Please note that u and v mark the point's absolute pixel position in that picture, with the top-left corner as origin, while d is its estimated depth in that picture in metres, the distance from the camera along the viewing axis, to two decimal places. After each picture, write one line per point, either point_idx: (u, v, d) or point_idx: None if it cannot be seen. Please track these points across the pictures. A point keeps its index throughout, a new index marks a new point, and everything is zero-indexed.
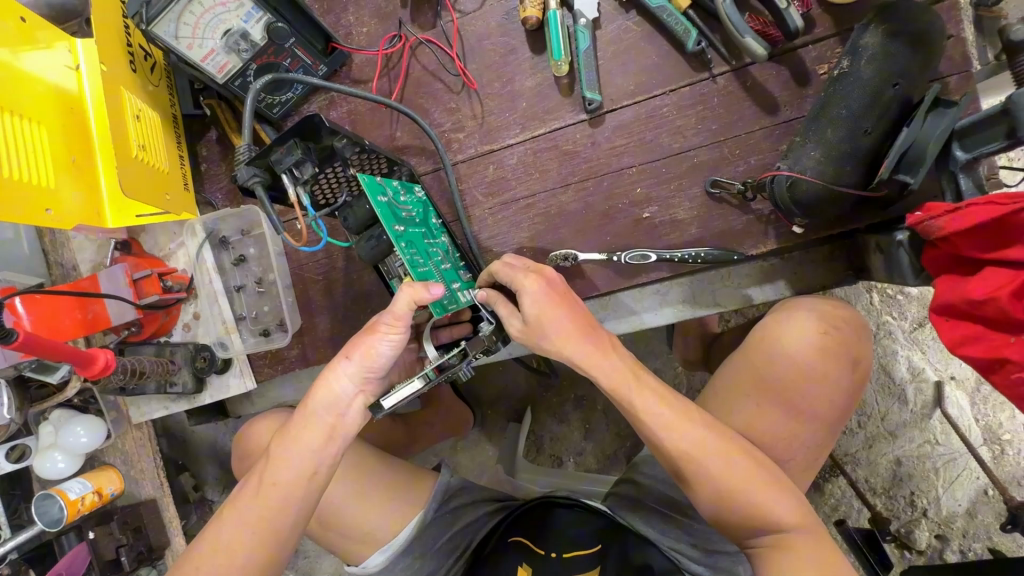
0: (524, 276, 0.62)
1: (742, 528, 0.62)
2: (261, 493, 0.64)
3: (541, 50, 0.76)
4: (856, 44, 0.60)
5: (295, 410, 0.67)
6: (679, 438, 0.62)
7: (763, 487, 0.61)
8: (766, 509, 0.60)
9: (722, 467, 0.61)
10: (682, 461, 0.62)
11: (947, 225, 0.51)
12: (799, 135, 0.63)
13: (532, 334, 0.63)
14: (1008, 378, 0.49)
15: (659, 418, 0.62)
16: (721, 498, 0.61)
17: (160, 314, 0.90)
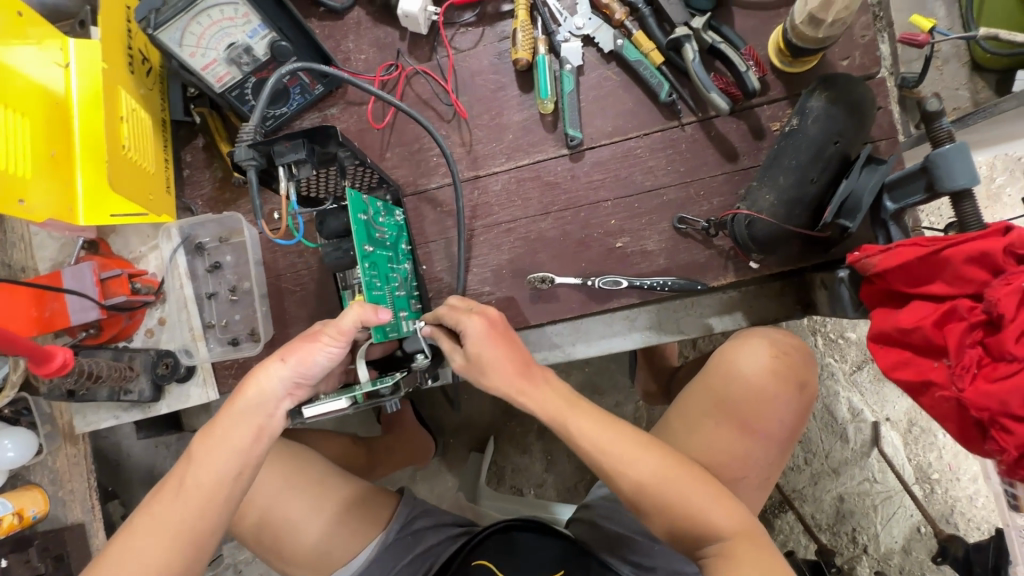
0: (464, 317, 0.65)
1: (690, 540, 0.64)
2: (179, 498, 0.58)
3: (529, 89, 0.82)
4: (804, 106, 0.69)
5: (220, 407, 0.61)
6: (625, 463, 0.64)
7: (709, 501, 0.64)
8: (713, 522, 0.63)
9: (668, 486, 0.64)
10: (630, 484, 0.64)
11: (881, 262, 0.58)
12: (756, 180, 0.71)
13: (472, 368, 0.66)
14: (931, 400, 0.55)
15: (603, 446, 0.65)
16: (672, 515, 0.63)
17: (123, 317, 0.86)
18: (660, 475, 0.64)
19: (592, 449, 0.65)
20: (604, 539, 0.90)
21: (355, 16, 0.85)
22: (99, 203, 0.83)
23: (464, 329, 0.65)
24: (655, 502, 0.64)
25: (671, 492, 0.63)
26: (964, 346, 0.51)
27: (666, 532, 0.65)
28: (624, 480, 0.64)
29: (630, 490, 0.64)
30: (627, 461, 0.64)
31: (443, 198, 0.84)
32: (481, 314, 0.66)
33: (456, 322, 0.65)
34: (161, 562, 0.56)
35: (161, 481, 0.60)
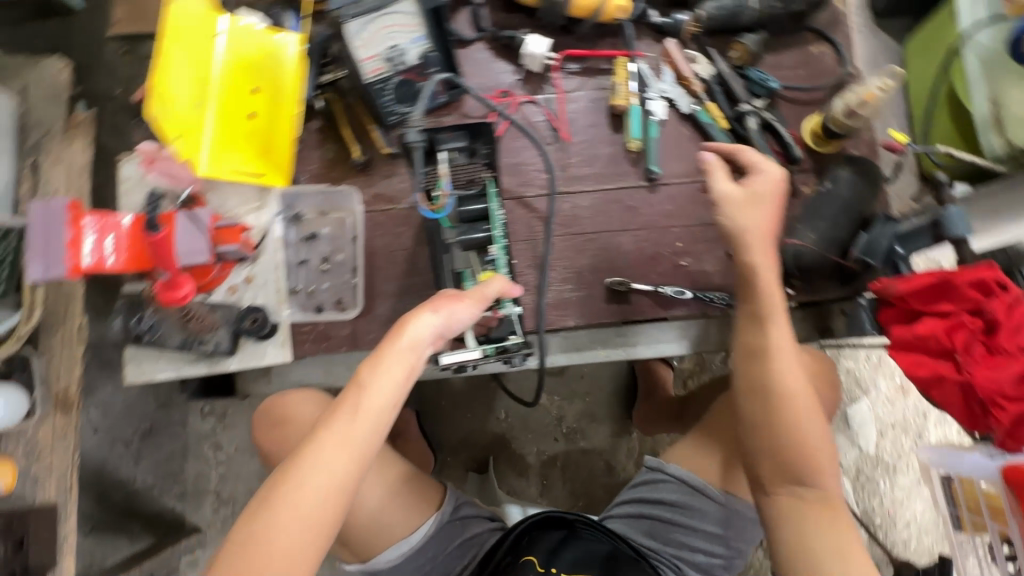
0: (776, 162, 0.80)
1: (789, 473, 0.73)
2: (353, 421, 0.63)
3: (618, 130, 1.00)
4: (836, 174, 0.91)
5: (384, 338, 0.67)
6: (788, 383, 0.74)
7: (826, 455, 0.73)
8: (820, 471, 0.73)
9: (808, 423, 0.73)
10: (777, 399, 0.74)
11: (902, 287, 0.76)
12: (798, 223, 0.91)
13: (751, 200, 0.78)
14: (939, 391, 0.74)
15: (784, 359, 0.75)
16: (788, 447, 0.73)
17: (212, 269, 0.87)
18: (807, 409, 0.74)
19: (774, 351, 0.75)
20: (641, 526, 0.95)
21: (479, 48, 1.01)
22: (221, 158, 0.90)
23: (766, 172, 0.79)
24: (788, 430, 0.73)
25: (808, 428, 0.73)
26: (968, 346, 0.72)
27: (765, 456, 0.74)
28: (773, 392, 0.74)
29: (775, 402, 0.74)
30: (792, 381, 0.74)
31: (538, 205, 0.97)
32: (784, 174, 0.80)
33: (762, 166, 0.79)
34: (343, 478, 0.62)
35: (330, 406, 0.65)
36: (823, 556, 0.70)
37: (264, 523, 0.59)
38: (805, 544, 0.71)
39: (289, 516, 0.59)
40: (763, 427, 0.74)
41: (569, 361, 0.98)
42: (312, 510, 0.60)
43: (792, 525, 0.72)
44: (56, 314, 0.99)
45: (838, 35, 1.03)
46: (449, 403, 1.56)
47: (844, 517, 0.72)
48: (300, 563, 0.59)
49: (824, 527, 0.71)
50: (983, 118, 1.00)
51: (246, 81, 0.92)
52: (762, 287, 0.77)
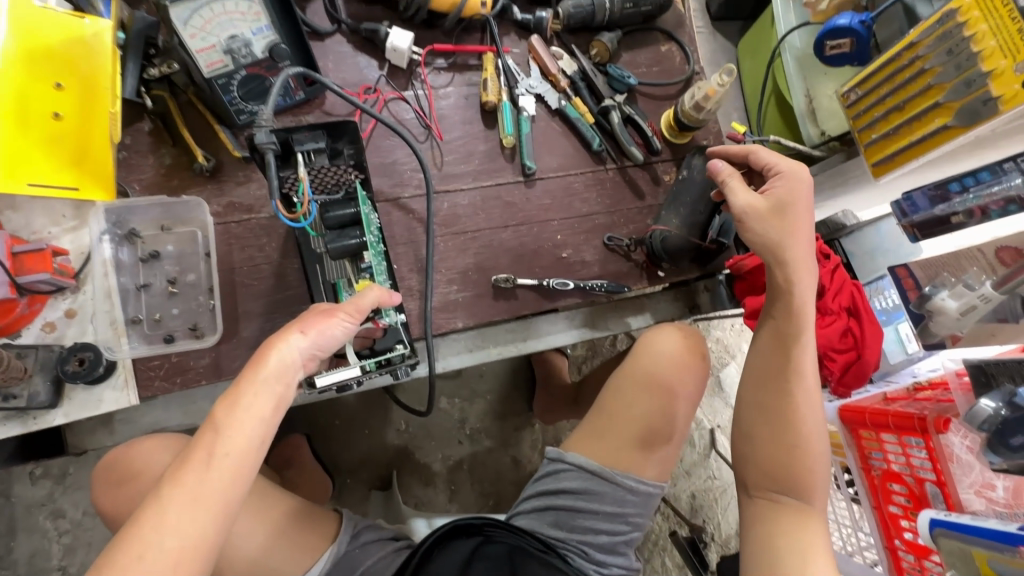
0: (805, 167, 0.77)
1: (778, 482, 0.73)
2: (208, 468, 0.55)
3: (492, 126, 1.00)
4: (691, 163, 1.00)
5: (245, 370, 0.60)
6: (796, 399, 0.74)
7: (821, 473, 0.73)
8: (810, 487, 0.72)
9: (806, 441, 0.73)
10: (785, 409, 0.74)
11: (750, 262, 0.91)
12: (663, 210, 1.00)
13: (774, 202, 0.75)
14: None
15: (801, 377, 0.74)
16: (781, 459, 0.73)
17: (18, 304, 0.73)
18: (815, 423, 0.74)
19: (794, 365, 0.74)
20: (547, 518, 0.97)
21: (337, 41, 0.95)
22: (13, 167, 0.72)
23: (784, 175, 0.76)
24: (786, 444, 0.74)
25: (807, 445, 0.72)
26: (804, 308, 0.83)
27: (759, 464, 0.75)
28: (778, 406, 0.75)
29: (782, 414, 0.74)
30: (806, 399, 0.73)
31: (416, 206, 0.93)
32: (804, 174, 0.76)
33: (782, 168, 0.76)
34: (196, 539, 0.53)
35: (177, 458, 0.56)
36: (788, 561, 0.67)
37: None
38: (770, 550, 0.69)
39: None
40: (766, 437, 0.75)
41: (466, 362, 0.96)
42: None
43: (763, 533, 0.71)
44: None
45: (684, 36, 1.13)
46: (343, 421, 1.46)
47: (821, 536, 0.69)
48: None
49: (796, 540, 0.69)
50: (801, 109, 1.16)
51: (45, 76, 0.76)
52: (788, 300, 0.75)
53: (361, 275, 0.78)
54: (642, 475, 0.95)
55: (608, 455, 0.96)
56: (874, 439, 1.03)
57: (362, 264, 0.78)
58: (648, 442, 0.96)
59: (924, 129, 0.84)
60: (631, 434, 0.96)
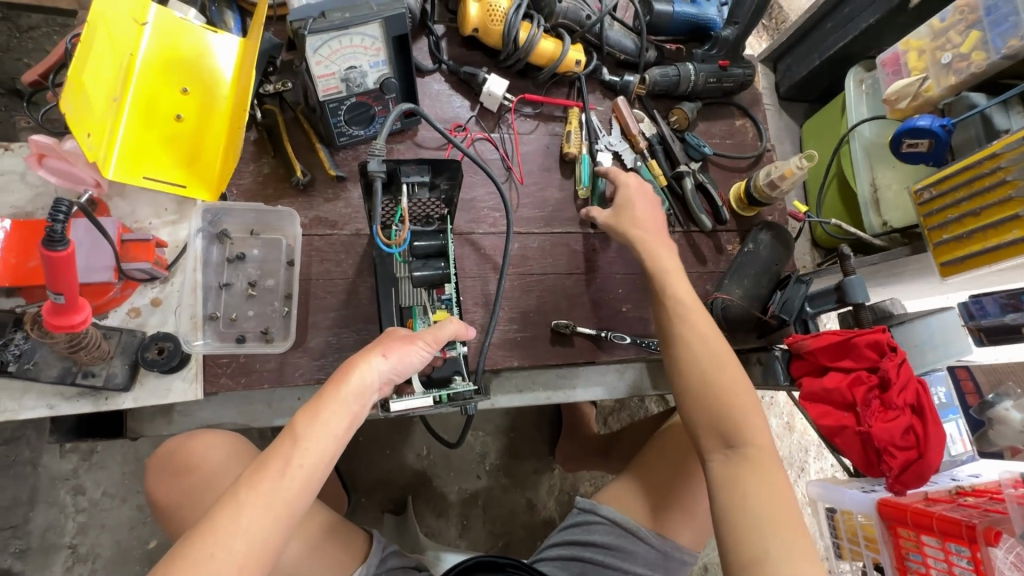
0: (630, 174, 0.93)
1: (721, 436, 0.75)
2: (282, 478, 0.56)
3: (568, 175, 1.04)
4: (756, 237, 1.02)
5: (326, 384, 0.61)
6: (699, 350, 0.79)
7: (751, 413, 0.75)
8: (745, 429, 0.74)
9: (724, 386, 0.77)
10: (697, 366, 0.78)
11: (813, 343, 0.87)
12: (725, 278, 1.01)
13: (621, 209, 0.91)
14: (842, 439, 0.83)
15: (698, 330, 0.81)
16: (715, 411, 0.76)
17: (113, 288, 0.77)
18: (728, 370, 0.78)
19: (679, 324, 0.81)
20: (572, 569, 0.95)
21: (435, 79, 1.00)
22: (135, 163, 0.78)
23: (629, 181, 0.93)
24: (703, 393, 0.77)
25: (724, 386, 0.76)
26: (868, 400, 0.81)
27: (695, 421, 0.78)
28: (690, 360, 0.79)
29: (704, 369, 0.78)
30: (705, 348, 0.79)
31: (487, 243, 0.96)
32: (640, 181, 0.93)
33: (618, 176, 0.93)
34: (263, 546, 0.54)
35: (255, 462, 0.57)
36: (761, 513, 0.69)
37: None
38: (743, 510, 0.70)
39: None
40: (692, 396, 0.78)
41: (514, 402, 0.98)
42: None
43: (731, 494, 0.72)
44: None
45: (759, 113, 1.17)
46: (367, 438, 1.47)
47: (776, 474, 0.72)
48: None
49: (758, 492, 0.71)
50: (865, 198, 1.18)
51: (174, 82, 0.82)
52: (661, 277, 0.85)
53: (436, 305, 0.80)
54: (677, 540, 0.94)
55: (642, 513, 0.95)
56: (912, 538, 0.97)
57: (441, 295, 0.80)
58: (688, 509, 0.95)
59: (1001, 238, 0.86)
60: (671, 501, 0.95)
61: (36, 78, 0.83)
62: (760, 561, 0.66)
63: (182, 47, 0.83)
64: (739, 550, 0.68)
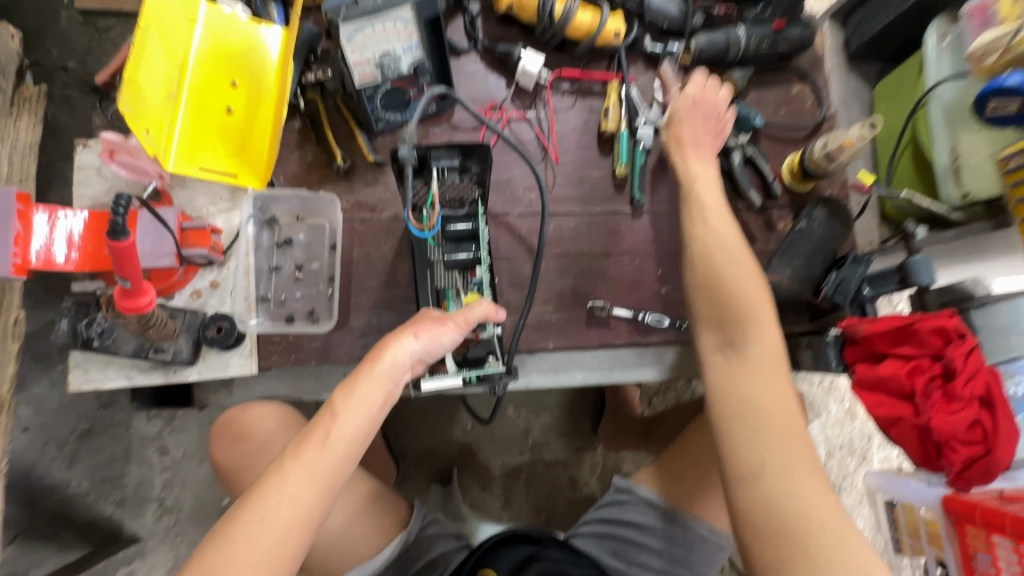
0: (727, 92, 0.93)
1: (728, 335, 0.78)
2: (322, 450, 0.60)
3: (606, 153, 1.01)
4: (810, 213, 0.95)
5: (360, 363, 0.64)
6: (724, 261, 0.81)
7: (761, 319, 0.77)
8: (754, 335, 0.77)
9: (741, 297, 0.78)
10: (715, 267, 0.80)
11: (869, 328, 0.82)
12: (774, 258, 0.95)
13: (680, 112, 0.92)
14: (899, 430, 0.78)
15: (721, 241, 0.82)
16: (727, 312, 0.78)
17: (176, 272, 0.83)
18: (746, 275, 0.80)
19: (706, 229, 0.84)
20: (607, 546, 0.97)
21: (471, 59, 1.00)
22: (192, 154, 0.84)
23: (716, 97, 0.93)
24: (718, 301, 0.79)
25: (741, 290, 0.78)
26: (929, 390, 0.76)
27: (704, 323, 0.80)
28: (708, 261, 0.81)
29: (720, 275, 0.80)
30: (727, 251, 0.81)
31: (523, 225, 0.96)
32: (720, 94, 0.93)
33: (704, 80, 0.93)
34: (307, 512, 0.58)
35: (298, 435, 0.61)
36: (756, 410, 0.73)
37: (216, 562, 0.54)
38: (742, 407, 0.73)
39: (241, 549, 0.55)
40: (705, 296, 0.80)
41: (548, 384, 0.97)
42: (270, 549, 0.56)
43: (730, 391, 0.75)
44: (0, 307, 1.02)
45: (820, 77, 1.07)
46: (414, 412, 1.53)
47: (777, 377, 0.75)
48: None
49: (757, 393, 0.74)
50: (943, 166, 1.05)
51: (224, 75, 0.87)
52: (690, 182, 0.88)
53: (468, 288, 0.81)
54: (712, 525, 0.92)
55: (676, 495, 0.94)
56: (980, 536, 0.91)
57: (472, 278, 0.81)
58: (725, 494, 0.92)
59: None
60: (707, 484, 0.92)
61: (106, 78, 0.90)
62: (752, 452, 0.70)
63: (230, 37, 0.87)
64: (730, 441, 0.72)
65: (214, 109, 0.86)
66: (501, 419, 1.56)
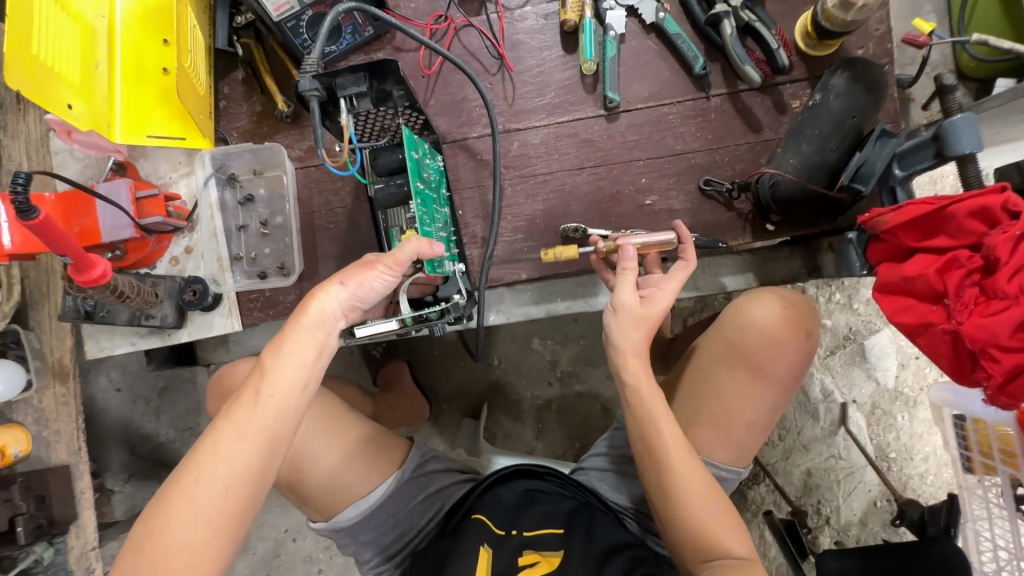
0: (665, 305, 0.72)
1: (699, 549, 0.69)
2: (256, 407, 0.61)
3: (572, 50, 0.87)
4: (826, 84, 0.77)
5: (284, 321, 0.64)
6: (677, 474, 0.70)
7: (722, 521, 0.69)
8: (725, 538, 0.68)
9: (701, 511, 0.69)
10: (668, 472, 0.70)
11: (892, 219, 0.67)
12: (780, 147, 0.80)
13: None
14: (929, 340, 0.64)
15: (669, 447, 0.70)
16: (689, 523, 0.69)
17: (150, 242, 0.86)
18: (696, 479, 0.70)
19: (650, 423, 0.71)
20: (609, 481, 0.95)
21: None
22: (138, 124, 0.81)
23: (663, 292, 0.73)
24: (679, 518, 0.70)
25: (696, 495, 0.69)
26: (963, 288, 0.61)
27: (675, 542, 0.71)
28: (661, 472, 0.70)
29: (672, 487, 0.70)
30: (675, 453, 0.70)
31: (483, 147, 0.87)
32: None
33: None
34: (245, 466, 0.60)
35: (231, 396, 0.63)
36: None
37: (156, 521, 0.57)
38: None
39: (183, 508, 0.57)
40: (665, 507, 0.71)
41: (531, 316, 0.93)
42: (210, 504, 0.58)
43: None
44: (40, 290, 0.94)
45: None
46: (441, 351, 1.54)
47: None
48: (201, 563, 0.57)
49: None
50: None
51: (155, 34, 0.81)
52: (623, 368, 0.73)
53: (412, 226, 0.76)
54: (710, 458, 0.80)
55: None
56: None
57: (411, 213, 0.76)
58: (724, 420, 0.80)
59: None
60: (701, 413, 0.81)
61: None
62: None
63: None
64: None
65: (150, 70, 0.82)
66: (526, 352, 1.52)
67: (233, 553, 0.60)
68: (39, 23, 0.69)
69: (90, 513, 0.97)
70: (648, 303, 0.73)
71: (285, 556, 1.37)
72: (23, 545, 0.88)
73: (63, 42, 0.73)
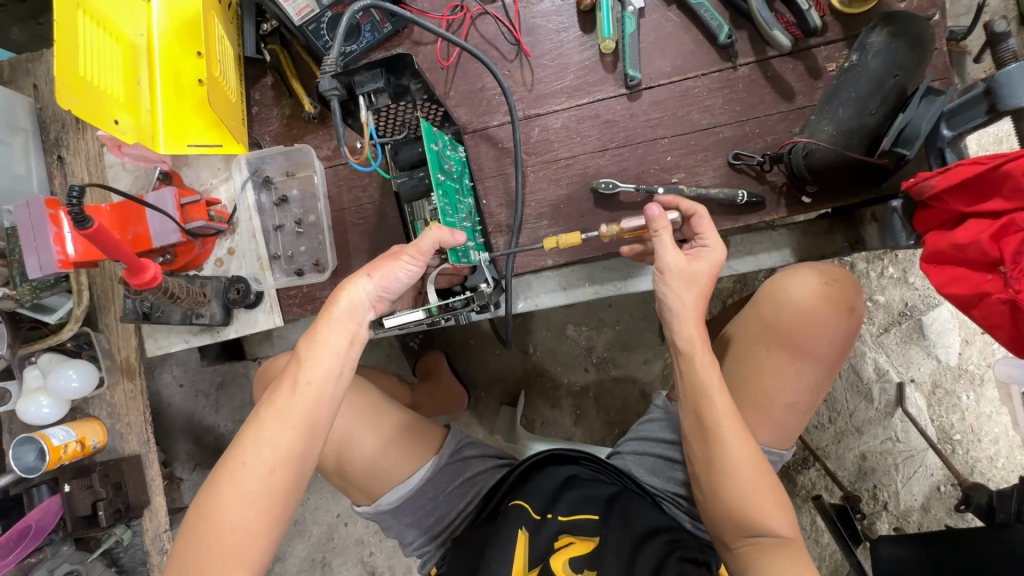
0: (711, 261, 0.72)
1: (742, 529, 0.68)
2: (295, 394, 0.65)
3: (589, 30, 0.85)
4: (864, 42, 0.72)
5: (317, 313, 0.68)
6: (728, 447, 0.68)
7: (768, 500, 0.68)
8: (770, 519, 0.67)
9: (748, 486, 0.68)
10: (716, 447, 0.69)
11: (938, 183, 0.63)
12: (815, 115, 0.75)
13: None
14: (985, 311, 0.59)
15: (719, 418, 0.69)
16: (733, 501, 0.68)
17: (196, 244, 0.91)
18: (746, 455, 0.68)
19: (703, 394, 0.70)
20: (644, 464, 0.94)
21: None
22: (179, 134, 0.85)
23: (709, 250, 0.73)
24: (721, 493, 0.69)
25: (743, 470, 0.68)
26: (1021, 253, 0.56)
27: (715, 518, 0.71)
28: (711, 447, 0.69)
29: (722, 464, 0.69)
30: (727, 427, 0.69)
31: (504, 135, 0.87)
32: None
33: None
34: (288, 450, 0.64)
35: (271, 384, 0.66)
36: None
37: (209, 502, 0.61)
38: None
39: (232, 489, 0.61)
40: (709, 484, 0.70)
41: (559, 302, 0.93)
42: (257, 486, 0.62)
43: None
44: (106, 294, 1.01)
45: None
46: (477, 340, 1.55)
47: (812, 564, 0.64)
48: (252, 539, 0.61)
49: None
50: None
51: (188, 48, 0.85)
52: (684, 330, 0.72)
53: (434, 217, 0.78)
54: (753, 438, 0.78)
55: None
56: None
57: (433, 205, 0.77)
58: (764, 403, 0.77)
59: None
60: (740, 393, 0.78)
61: None
62: None
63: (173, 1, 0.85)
64: None
65: (184, 80, 0.85)
66: (562, 339, 1.52)
67: (281, 532, 0.64)
68: (77, 44, 0.73)
69: (161, 498, 1.03)
70: (693, 262, 0.72)
71: (339, 539, 1.43)
72: (103, 528, 0.96)
73: (102, 61, 0.77)
